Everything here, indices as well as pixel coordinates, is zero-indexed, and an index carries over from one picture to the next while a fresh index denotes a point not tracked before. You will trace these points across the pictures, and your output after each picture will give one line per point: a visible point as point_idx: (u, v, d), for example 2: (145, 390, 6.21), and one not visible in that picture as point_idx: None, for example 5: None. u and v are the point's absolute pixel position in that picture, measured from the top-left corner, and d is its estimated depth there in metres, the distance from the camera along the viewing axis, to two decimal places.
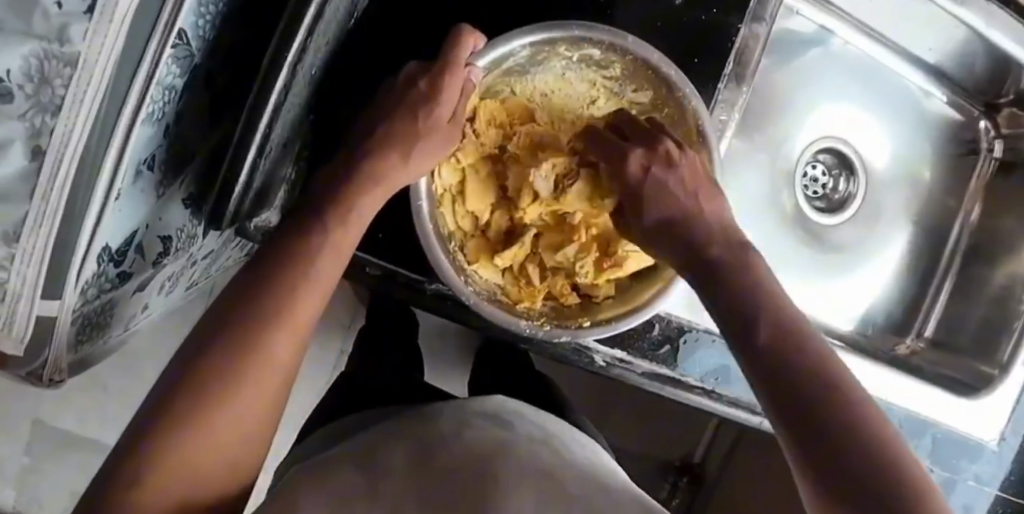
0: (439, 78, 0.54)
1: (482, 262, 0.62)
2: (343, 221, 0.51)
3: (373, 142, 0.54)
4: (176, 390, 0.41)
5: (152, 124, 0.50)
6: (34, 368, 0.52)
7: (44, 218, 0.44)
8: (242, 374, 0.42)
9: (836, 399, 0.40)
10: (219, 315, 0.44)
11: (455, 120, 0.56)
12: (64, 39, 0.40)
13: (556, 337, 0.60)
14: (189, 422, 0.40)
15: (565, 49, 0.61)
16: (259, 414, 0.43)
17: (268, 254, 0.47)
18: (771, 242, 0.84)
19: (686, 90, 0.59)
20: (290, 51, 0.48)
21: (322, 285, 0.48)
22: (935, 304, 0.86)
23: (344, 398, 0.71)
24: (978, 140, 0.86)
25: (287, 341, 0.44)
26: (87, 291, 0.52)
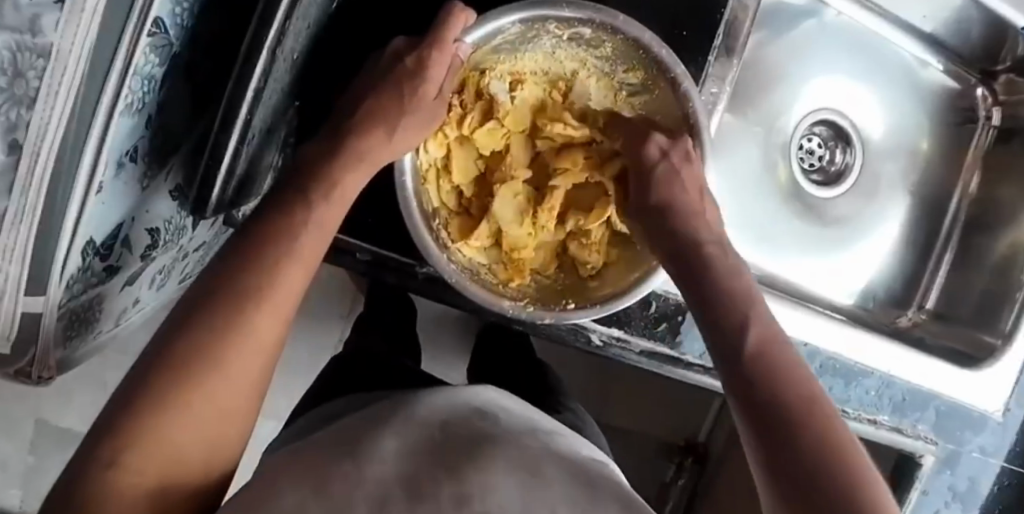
0: (427, 53, 0.53)
1: (465, 238, 0.62)
2: (326, 201, 0.50)
3: (359, 118, 0.53)
4: (154, 369, 0.40)
5: (133, 115, 0.49)
6: (22, 366, 0.52)
7: (24, 215, 0.44)
8: (221, 353, 0.41)
9: (796, 386, 0.42)
10: (199, 295, 0.43)
11: (439, 96, 0.56)
12: (36, 30, 0.39)
13: (539, 318, 0.59)
14: (167, 400, 0.39)
15: (555, 27, 0.58)
16: (241, 395, 0.42)
17: (247, 234, 0.46)
18: (764, 214, 0.83)
19: (677, 71, 0.57)
20: (268, 35, 0.47)
21: (305, 261, 0.47)
22: (936, 276, 0.85)
23: (336, 381, 0.71)
24: (976, 108, 0.85)
25: (268, 320, 0.43)
26: (73, 287, 0.51)
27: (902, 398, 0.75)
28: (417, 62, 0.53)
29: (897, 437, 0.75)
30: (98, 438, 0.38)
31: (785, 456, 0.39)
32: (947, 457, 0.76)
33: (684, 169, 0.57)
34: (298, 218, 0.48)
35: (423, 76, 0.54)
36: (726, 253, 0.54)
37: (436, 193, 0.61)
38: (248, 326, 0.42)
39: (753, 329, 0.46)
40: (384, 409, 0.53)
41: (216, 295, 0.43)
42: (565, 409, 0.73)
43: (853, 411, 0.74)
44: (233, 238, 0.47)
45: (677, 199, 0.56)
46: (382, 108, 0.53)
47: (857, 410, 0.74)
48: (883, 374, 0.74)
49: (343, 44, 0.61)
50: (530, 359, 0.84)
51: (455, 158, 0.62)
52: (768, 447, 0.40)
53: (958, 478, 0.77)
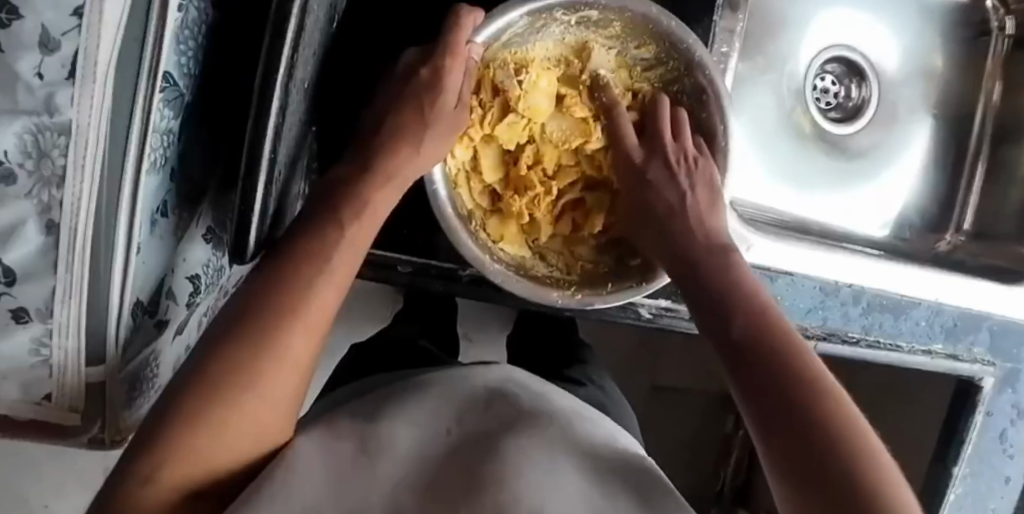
0: (442, 64, 0.53)
1: (506, 231, 0.63)
2: (358, 217, 0.49)
3: (380, 138, 0.53)
4: (192, 386, 0.40)
5: (157, 171, 0.49)
6: (95, 432, 0.52)
7: (72, 291, 0.45)
8: (259, 373, 0.41)
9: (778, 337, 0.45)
10: (235, 311, 0.42)
11: (458, 105, 0.55)
12: (52, 109, 0.40)
13: (589, 304, 0.60)
14: (207, 418, 0.39)
15: (563, 13, 0.58)
16: (272, 414, 0.42)
17: (282, 255, 0.45)
18: (793, 160, 0.82)
19: (690, 41, 0.57)
20: (280, 70, 0.45)
21: (340, 279, 0.46)
22: (970, 194, 0.84)
23: (361, 363, 0.70)
24: (987, 20, 0.82)
25: (304, 342, 0.43)
26: (127, 349, 0.51)
27: (953, 324, 0.74)
28: (435, 71, 0.53)
29: (954, 363, 0.74)
30: (135, 455, 0.38)
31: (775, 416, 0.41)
32: (1007, 376, 0.75)
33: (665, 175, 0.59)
34: (331, 236, 0.47)
35: (440, 87, 0.53)
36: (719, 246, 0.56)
37: (469, 196, 0.62)
38: (287, 350, 0.42)
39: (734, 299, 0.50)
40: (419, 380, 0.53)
41: (253, 318, 0.42)
42: (593, 384, 0.74)
43: (905, 345, 0.73)
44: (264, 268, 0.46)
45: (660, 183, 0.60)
46: (404, 129, 0.53)
47: (910, 343, 0.73)
48: (931, 304, 0.73)
49: (353, 69, 0.61)
50: (565, 340, 0.84)
51: (482, 158, 0.62)
52: (761, 410, 0.42)
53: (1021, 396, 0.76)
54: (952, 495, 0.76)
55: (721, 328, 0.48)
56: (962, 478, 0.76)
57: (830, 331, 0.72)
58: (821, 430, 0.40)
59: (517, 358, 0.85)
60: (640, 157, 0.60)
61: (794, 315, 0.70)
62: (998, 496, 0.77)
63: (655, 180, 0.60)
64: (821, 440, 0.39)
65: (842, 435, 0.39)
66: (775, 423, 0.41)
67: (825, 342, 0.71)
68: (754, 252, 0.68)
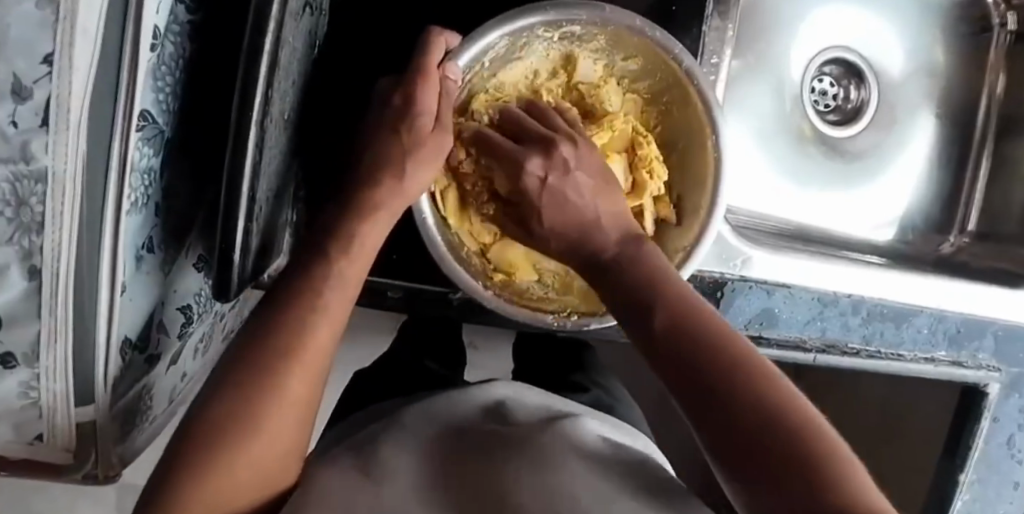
0: (414, 87, 0.49)
1: (498, 246, 0.61)
2: (347, 256, 0.46)
3: (366, 168, 0.49)
4: (196, 438, 0.39)
5: (139, 211, 0.49)
6: (88, 469, 0.53)
7: (58, 334, 0.45)
8: (262, 419, 0.40)
9: (789, 433, 0.35)
10: (231, 356, 0.41)
11: (440, 126, 0.51)
12: (27, 157, 0.40)
13: (584, 326, 0.58)
14: (211, 469, 0.38)
15: (544, 30, 0.57)
16: (281, 455, 0.41)
17: (274, 294, 0.44)
18: (796, 167, 0.81)
19: (675, 51, 0.56)
20: (253, 108, 0.45)
21: (336, 316, 0.44)
22: (974, 193, 0.81)
23: (362, 389, 0.69)
24: (988, 16, 0.79)
25: (304, 378, 0.42)
26: (119, 387, 0.52)
27: (956, 331, 0.73)
28: (405, 99, 0.49)
29: (958, 371, 0.72)
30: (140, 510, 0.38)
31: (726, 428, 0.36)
32: (1013, 381, 0.74)
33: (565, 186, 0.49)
34: (319, 274, 0.45)
35: (414, 112, 0.49)
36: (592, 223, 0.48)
37: (455, 216, 0.60)
38: (287, 390, 0.41)
39: (646, 277, 0.43)
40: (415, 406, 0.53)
41: (249, 367, 0.40)
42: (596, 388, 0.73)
43: (908, 353, 0.72)
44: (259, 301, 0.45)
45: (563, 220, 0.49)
46: (383, 158, 0.49)
47: (912, 351, 0.72)
48: (933, 311, 0.72)
49: (337, 92, 0.61)
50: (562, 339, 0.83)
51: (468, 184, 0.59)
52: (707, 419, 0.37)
53: None
54: (959, 503, 0.75)
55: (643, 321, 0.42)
56: (970, 485, 0.75)
57: (831, 342, 0.71)
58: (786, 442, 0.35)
59: (520, 363, 0.84)
60: (538, 173, 0.50)
61: (792, 327, 0.70)
62: (1006, 500, 0.76)
63: (563, 189, 0.49)
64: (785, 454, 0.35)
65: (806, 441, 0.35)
66: (731, 436, 0.36)
67: (827, 354, 0.70)
68: (752, 266, 0.66)
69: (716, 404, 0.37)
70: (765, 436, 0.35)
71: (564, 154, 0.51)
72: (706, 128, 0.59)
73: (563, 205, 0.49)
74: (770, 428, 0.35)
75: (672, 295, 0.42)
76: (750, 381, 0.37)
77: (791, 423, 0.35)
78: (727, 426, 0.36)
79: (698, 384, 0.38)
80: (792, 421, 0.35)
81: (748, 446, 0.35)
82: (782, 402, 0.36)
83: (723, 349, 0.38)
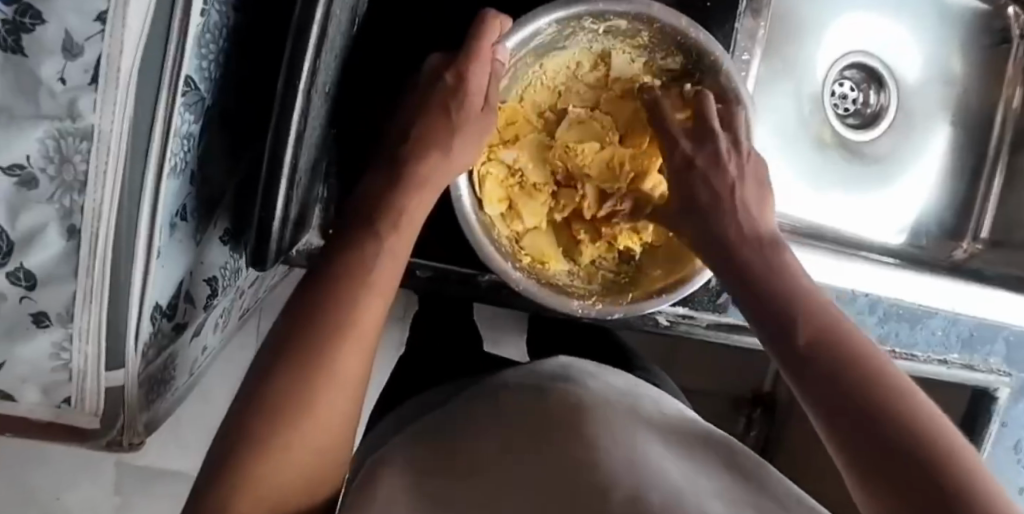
0: (464, 66, 0.51)
1: (527, 229, 0.61)
2: (397, 230, 0.47)
3: (411, 144, 0.51)
4: (251, 414, 0.39)
5: (178, 176, 0.49)
6: (112, 435, 0.52)
7: (93, 294, 0.45)
8: (316, 391, 0.40)
9: (932, 453, 0.34)
10: (283, 330, 0.41)
11: (487, 106, 0.53)
12: (74, 115, 0.40)
13: (608, 314, 0.58)
14: (272, 443, 0.39)
15: (590, 22, 0.57)
16: (335, 430, 0.41)
17: (320, 267, 0.45)
18: (817, 168, 0.82)
19: (718, 54, 0.56)
20: (301, 76, 0.45)
21: (383, 289, 0.44)
22: (988, 202, 0.83)
23: (395, 384, 0.68)
24: (1009, 27, 0.82)
25: (355, 350, 0.42)
26: (148, 352, 0.52)
27: (969, 334, 0.74)
28: (458, 75, 0.51)
29: (970, 373, 0.73)
30: (205, 488, 0.38)
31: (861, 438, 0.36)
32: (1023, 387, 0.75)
33: (714, 172, 0.51)
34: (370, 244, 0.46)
35: (464, 89, 0.51)
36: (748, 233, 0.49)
37: (492, 197, 0.59)
38: (340, 361, 0.41)
39: (784, 291, 0.44)
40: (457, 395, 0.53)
41: (300, 341, 0.41)
42: (637, 367, 0.71)
43: (921, 354, 0.73)
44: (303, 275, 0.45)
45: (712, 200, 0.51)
46: (433, 134, 0.51)
47: (926, 353, 0.73)
48: (947, 313, 0.73)
49: (375, 71, 0.61)
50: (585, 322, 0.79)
51: (507, 157, 0.60)
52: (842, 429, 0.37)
53: None
54: None
55: (781, 331, 0.42)
56: None
57: None
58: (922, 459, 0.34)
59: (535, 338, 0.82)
60: (681, 121, 0.54)
61: None
62: None
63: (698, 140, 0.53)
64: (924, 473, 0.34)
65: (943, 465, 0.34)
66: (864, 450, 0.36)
67: None
68: None
69: (863, 420, 0.36)
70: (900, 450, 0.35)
71: (716, 143, 0.52)
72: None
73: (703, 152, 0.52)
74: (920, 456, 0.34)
75: (812, 308, 0.42)
76: (897, 408, 0.36)
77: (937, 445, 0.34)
78: (860, 433, 0.36)
79: (831, 394, 0.38)
80: (943, 450, 0.34)
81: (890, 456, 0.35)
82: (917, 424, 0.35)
83: (861, 370, 0.38)
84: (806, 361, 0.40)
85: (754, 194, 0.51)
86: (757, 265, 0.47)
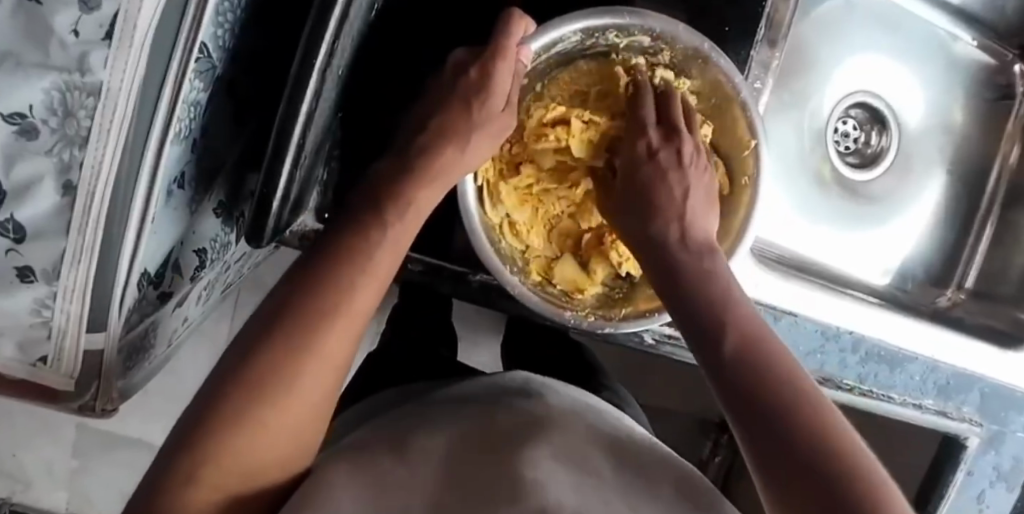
0: (490, 63, 0.51)
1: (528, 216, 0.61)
2: (400, 218, 0.47)
3: (429, 137, 0.50)
4: (228, 388, 0.38)
5: (181, 142, 0.48)
6: (86, 399, 0.52)
7: (82, 253, 0.44)
8: (302, 372, 0.39)
9: (837, 460, 0.35)
10: (268, 309, 0.40)
11: (507, 108, 0.53)
12: (84, 69, 0.39)
13: (601, 329, 0.58)
14: (250, 416, 0.37)
15: (614, 37, 0.57)
16: (311, 413, 0.40)
17: (323, 247, 0.44)
18: (812, 204, 0.83)
19: (737, 79, 0.57)
20: (318, 56, 0.45)
21: (378, 277, 0.44)
22: (975, 253, 0.84)
23: (369, 376, 0.66)
24: (1012, 84, 0.84)
25: (344, 331, 0.41)
26: (131, 318, 0.51)
27: (946, 382, 0.75)
28: (481, 73, 0.51)
29: (943, 420, 0.74)
30: (171, 456, 0.36)
31: (772, 447, 0.36)
32: (992, 438, 0.76)
33: (673, 172, 0.53)
34: (369, 227, 0.45)
35: (487, 91, 0.51)
36: (700, 252, 0.49)
37: (508, 201, 0.59)
38: (321, 347, 0.39)
39: (714, 302, 0.44)
40: (436, 392, 0.52)
41: (287, 318, 0.40)
42: (606, 389, 0.70)
43: (897, 397, 0.73)
44: (301, 261, 0.44)
45: (659, 192, 0.52)
46: (448, 129, 0.51)
47: (902, 396, 0.74)
48: (927, 359, 0.74)
49: (391, 59, 0.60)
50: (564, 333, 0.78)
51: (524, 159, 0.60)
52: (755, 436, 0.37)
53: (1003, 458, 0.77)
54: None
55: (710, 343, 0.42)
56: None
57: (826, 376, 0.72)
58: (827, 466, 0.34)
59: (508, 344, 0.81)
60: (653, 145, 0.54)
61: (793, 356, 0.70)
62: None
63: (662, 170, 0.53)
64: (829, 480, 0.34)
65: (848, 473, 0.34)
66: (773, 455, 0.36)
67: (821, 386, 0.71)
68: (763, 289, 0.68)
69: (775, 428, 0.36)
70: (807, 459, 0.35)
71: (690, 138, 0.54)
72: (745, 151, 0.60)
73: (655, 183, 0.53)
74: (820, 462, 0.35)
75: (739, 319, 0.42)
76: (819, 420, 0.36)
77: (842, 455, 0.35)
78: (774, 438, 0.36)
79: (746, 399, 0.38)
80: (851, 465, 0.35)
81: (796, 464, 0.35)
82: (829, 438, 0.36)
83: (776, 383, 0.38)
84: (730, 371, 0.40)
85: (701, 208, 0.52)
86: (688, 279, 0.47)
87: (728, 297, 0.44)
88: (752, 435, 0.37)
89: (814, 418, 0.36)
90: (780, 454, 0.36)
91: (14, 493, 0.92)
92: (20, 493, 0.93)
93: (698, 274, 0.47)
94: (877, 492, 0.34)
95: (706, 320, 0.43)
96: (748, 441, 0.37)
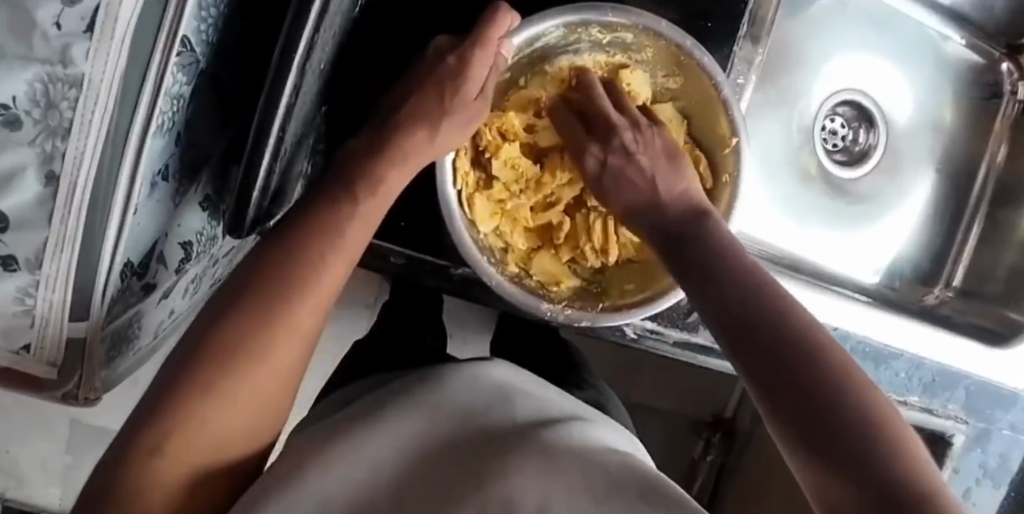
0: (471, 51, 0.51)
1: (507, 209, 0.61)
2: (372, 195, 0.48)
3: (400, 117, 0.51)
4: (197, 363, 0.38)
5: (164, 135, 0.48)
6: (69, 389, 0.52)
7: (64, 243, 0.45)
8: (271, 347, 0.40)
9: (878, 437, 0.34)
10: (235, 281, 0.41)
11: (483, 97, 0.53)
12: (66, 60, 0.40)
13: (576, 322, 0.58)
14: (218, 388, 0.38)
15: (597, 32, 0.58)
16: (278, 389, 0.40)
17: (293, 221, 0.45)
18: (799, 201, 0.83)
19: (719, 79, 0.57)
20: (298, 49, 0.45)
21: (346, 256, 0.44)
22: (963, 250, 0.84)
23: (352, 367, 0.67)
24: (1000, 83, 0.84)
25: (312, 309, 0.42)
26: (113, 308, 0.51)
27: (931, 379, 0.75)
28: (461, 59, 0.51)
29: (929, 417, 0.74)
30: (141, 425, 0.37)
31: (807, 424, 0.36)
32: (977, 435, 0.76)
33: (629, 164, 0.53)
34: (345, 211, 0.46)
35: (465, 75, 0.51)
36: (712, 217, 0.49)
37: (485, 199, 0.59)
38: (288, 321, 0.40)
39: (730, 268, 0.43)
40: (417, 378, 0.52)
41: (256, 293, 0.40)
42: (588, 384, 0.70)
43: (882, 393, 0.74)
44: (270, 239, 0.44)
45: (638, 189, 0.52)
46: (421, 115, 0.51)
47: (886, 392, 0.74)
48: (913, 357, 0.74)
49: (375, 54, 0.61)
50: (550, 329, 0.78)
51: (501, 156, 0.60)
52: (787, 414, 0.36)
53: (989, 455, 0.76)
54: None
55: (722, 310, 0.41)
56: None
57: None
58: (865, 441, 0.34)
59: (497, 338, 0.81)
60: (599, 155, 0.55)
61: None
62: None
63: (620, 169, 0.53)
64: (868, 459, 0.34)
65: (887, 452, 0.34)
66: (811, 436, 0.35)
67: None
68: None
69: (809, 408, 0.36)
70: (849, 436, 0.35)
71: (623, 134, 0.54)
72: (726, 149, 0.59)
73: (626, 181, 0.53)
74: (859, 440, 0.34)
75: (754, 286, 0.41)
76: (855, 394, 0.36)
77: (882, 431, 0.34)
78: (811, 419, 0.35)
79: (771, 375, 0.37)
80: (892, 442, 0.34)
81: (835, 445, 0.35)
82: (869, 415, 0.35)
83: (806, 353, 0.37)
84: (752, 341, 0.39)
85: (668, 168, 0.52)
86: (700, 250, 0.46)
87: (741, 264, 0.43)
88: (784, 415, 0.36)
89: (849, 392, 0.36)
90: (818, 436, 0.35)
91: (8, 488, 0.94)
92: (13, 488, 0.94)
93: (710, 245, 0.46)
94: (916, 465, 0.34)
95: (720, 290, 0.42)
96: (781, 420, 0.37)
